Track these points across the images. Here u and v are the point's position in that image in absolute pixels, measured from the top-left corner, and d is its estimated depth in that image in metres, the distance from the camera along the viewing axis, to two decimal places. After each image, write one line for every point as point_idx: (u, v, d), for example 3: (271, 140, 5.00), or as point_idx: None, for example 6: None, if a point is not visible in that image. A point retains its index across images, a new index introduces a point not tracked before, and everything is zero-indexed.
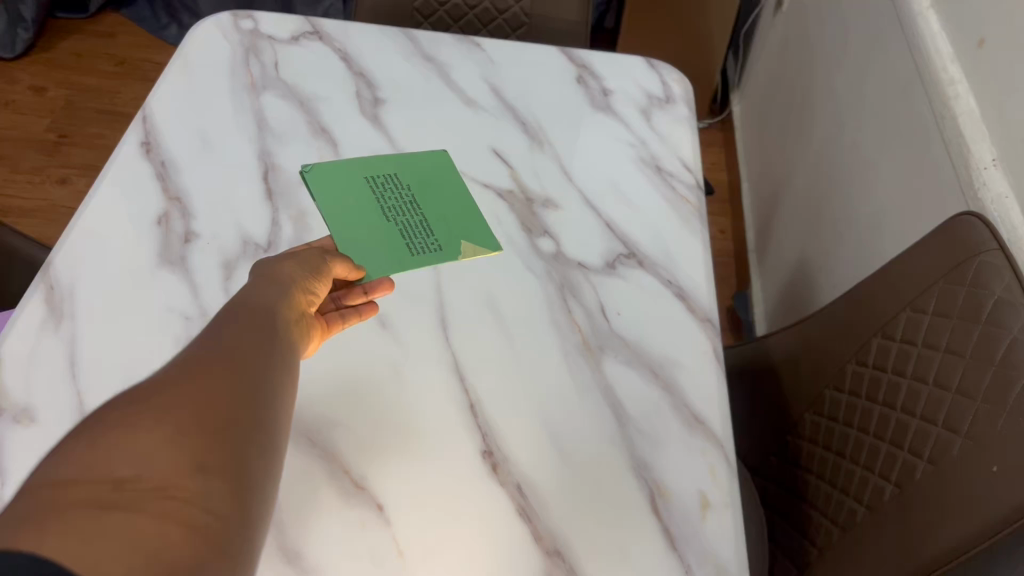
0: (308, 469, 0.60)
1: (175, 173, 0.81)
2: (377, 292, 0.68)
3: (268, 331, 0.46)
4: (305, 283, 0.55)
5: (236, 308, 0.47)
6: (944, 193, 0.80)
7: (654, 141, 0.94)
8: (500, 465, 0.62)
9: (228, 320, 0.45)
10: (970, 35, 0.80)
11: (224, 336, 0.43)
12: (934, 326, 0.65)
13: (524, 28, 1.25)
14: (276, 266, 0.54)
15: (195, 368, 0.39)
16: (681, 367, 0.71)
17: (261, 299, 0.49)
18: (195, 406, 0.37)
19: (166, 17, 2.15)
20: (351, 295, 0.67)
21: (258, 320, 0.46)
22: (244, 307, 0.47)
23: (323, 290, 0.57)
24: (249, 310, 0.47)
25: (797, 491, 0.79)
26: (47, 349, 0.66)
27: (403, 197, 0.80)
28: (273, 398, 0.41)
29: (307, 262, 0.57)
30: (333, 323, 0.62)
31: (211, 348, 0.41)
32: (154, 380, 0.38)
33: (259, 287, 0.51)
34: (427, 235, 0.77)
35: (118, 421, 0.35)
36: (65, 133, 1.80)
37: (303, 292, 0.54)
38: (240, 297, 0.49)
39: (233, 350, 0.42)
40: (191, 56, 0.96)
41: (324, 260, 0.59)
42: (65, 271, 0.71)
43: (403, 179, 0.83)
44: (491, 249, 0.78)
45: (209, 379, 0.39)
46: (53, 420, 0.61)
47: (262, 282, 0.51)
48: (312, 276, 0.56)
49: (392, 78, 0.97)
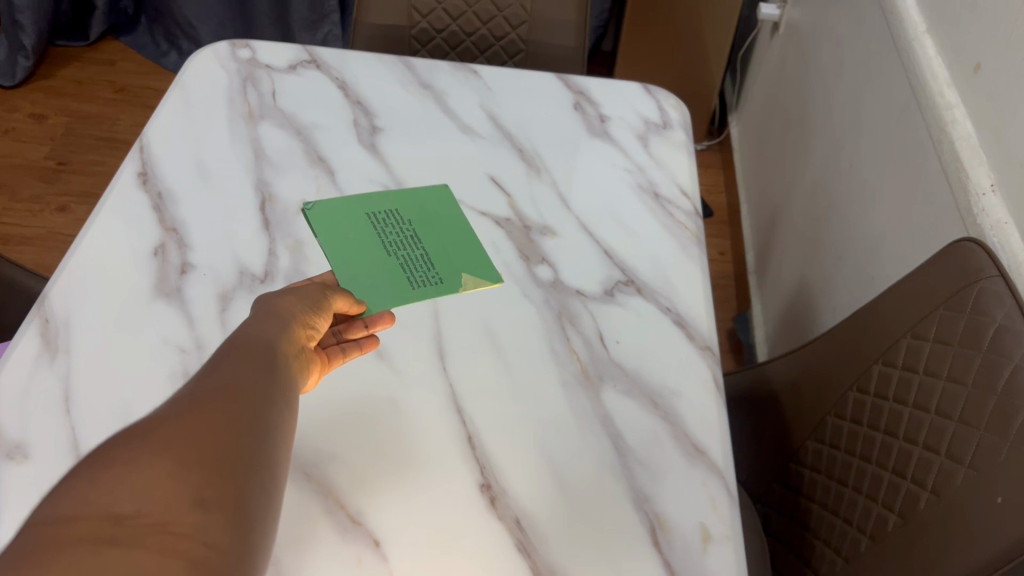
0: (304, 504, 0.59)
1: (172, 204, 0.81)
2: (378, 325, 0.68)
3: (265, 366, 0.45)
4: (305, 317, 0.54)
5: (233, 342, 0.46)
6: (943, 218, 0.80)
7: (651, 167, 0.94)
8: (498, 499, 0.61)
9: (225, 355, 0.44)
10: (967, 59, 0.80)
11: (220, 372, 0.43)
12: (936, 353, 0.65)
13: (521, 54, 1.26)
14: (276, 300, 0.54)
15: (193, 403, 0.39)
16: (681, 396, 0.70)
17: (259, 333, 0.48)
18: (193, 442, 0.36)
19: (166, 44, 2.16)
20: (351, 329, 0.66)
21: (256, 355, 0.46)
22: (242, 341, 0.47)
23: (323, 325, 0.57)
24: (246, 345, 0.46)
25: (800, 519, 0.78)
26: (42, 383, 0.65)
27: (403, 231, 0.80)
28: (272, 434, 0.41)
29: (308, 297, 0.56)
30: (333, 357, 0.62)
31: (208, 383, 0.41)
32: (152, 414, 0.37)
33: (258, 320, 0.50)
34: (428, 269, 0.77)
35: (116, 455, 0.34)
36: (64, 161, 1.80)
37: (302, 325, 0.53)
38: (239, 330, 0.48)
39: (231, 385, 0.41)
40: (189, 85, 0.96)
41: (326, 295, 0.59)
42: (61, 304, 0.70)
43: (403, 213, 0.82)
44: (491, 281, 0.77)
45: (207, 415, 0.38)
46: (46, 455, 0.61)
47: (262, 316, 0.51)
48: (312, 310, 0.56)
49: (390, 106, 0.97)
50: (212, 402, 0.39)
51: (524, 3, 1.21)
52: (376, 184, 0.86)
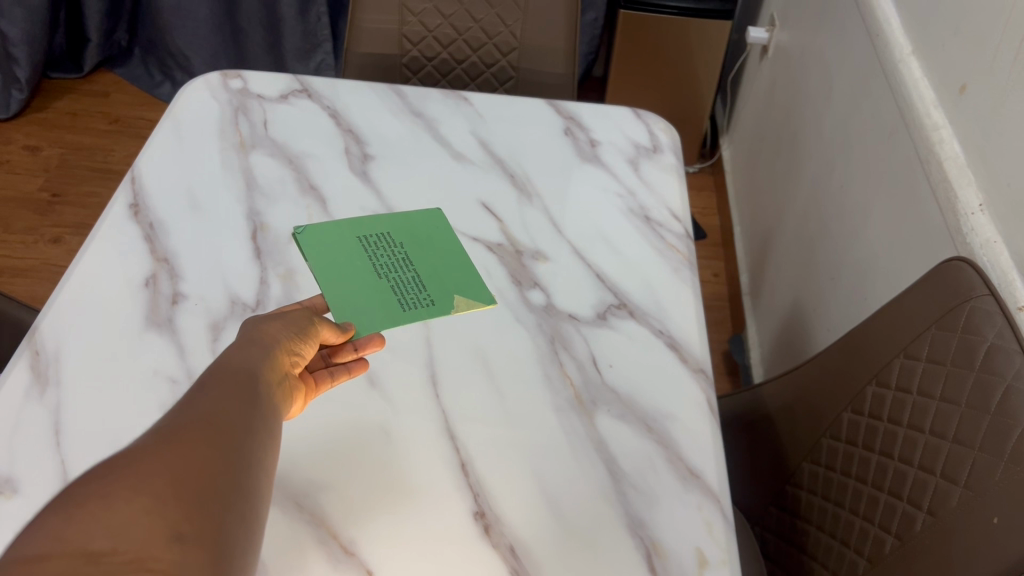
0: (297, 535, 0.59)
1: (164, 235, 0.81)
2: (367, 348, 0.67)
3: (250, 397, 0.45)
4: (289, 344, 0.54)
5: (217, 372, 0.46)
6: (933, 237, 0.80)
7: (642, 191, 0.94)
8: (492, 526, 0.61)
9: (209, 385, 0.44)
10: (952, 80, 0.81)
11: (203, 402, 0.42)
12: (928, 372, 0.65)
13: (512, 81, 1.27)
14: (261, 327, 0.53)
15: (175, 437, 0.38)
16: (675, 420, 0.70)
17: (242, 363, 0.48)
18: (174, 476, 0.36)
19: (160, 74, 2.18)
20: (340, 352, 0.66)
21: (238, 385, 0.45)
22: (226, 370, 0.46)
23: (309, 351, 0.56)
24: (229, 375, 0.46)
25: (797, 542, 0.78)
26: (31, 417, 0.65)
27: (395, 253, 0.79)
28: (255, 467, 0.40)
29: (295, 324, 0.56)
30: (320, 382, 0.62)
31: (190, 414, 0.40)
32: (131, 448, 0.37)
33: (242, 349, 0.50)
34: (420, 290, 0.76)
35: (94, 490, 0.34)
36: (58, 192, 1.80)
37: (286, 352, 0.53)
38: (221, 360, 0.48)
39: (214, 417, 0.41)
40: (181, 116, 0.97)
41: (314, 321, 0.58)
42: (52, 336, 0.70)
43: (395, 237, 0.81)
44: (485, 303, 0.77)
45: (189, 448, 0.38)
46: (35, 490, 0.60)
47: (244, 344, 0.51)
48: (298, 336, 0.55)
49: (381, 134, 0.97)
50: (194, 434, 0.39)
51: (514, 30, 1.22)
52: (367, 212, 0.86)
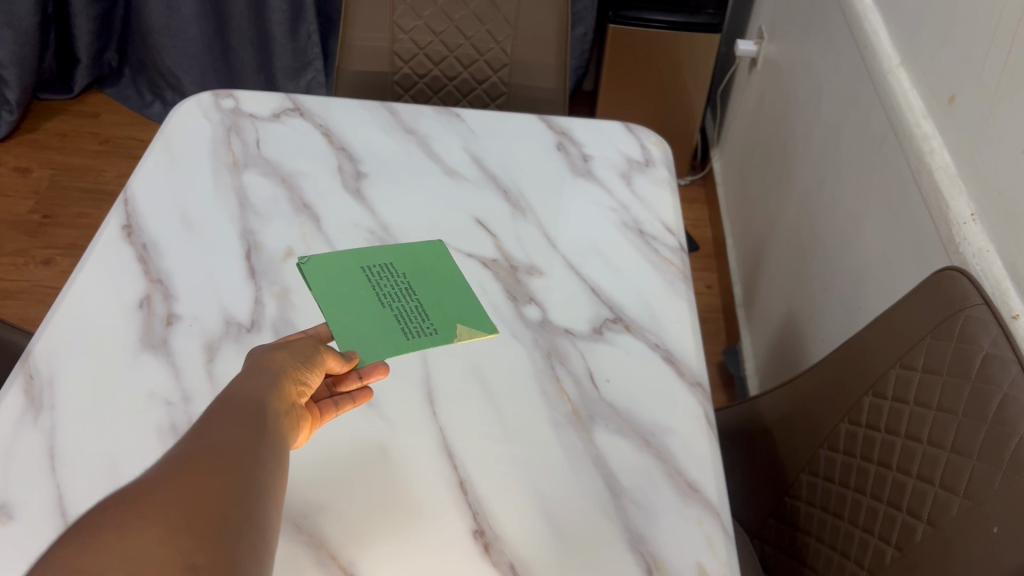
0: (296, 557, 0.58)
1: (157, 256, 0.81)
2: (372, 376, 0.66)
3: (256, 426, 0.45)
4: (296, 371, 0.54)
5: (225, 401, 0.46)
6: (925, 247, 0.81)
7: (635, 205, 0.95)
8: (492, 544, 0.60)
9: (217, 414, 0.44)
10: (940, 91, 0.82)
11: (212, 432, 0.42)
12: (925, 383, 0.65)
13: (503, 97, 1.27)
14: (268, 356, 0.53)
15: (186, 465, 0.38)
16: (673, 434, 0.70)
17: (250, 391, 0.48)
18: (186, 506, 0.35)
19: (150, 94, 2.18)
20: (344, 380, 0.65)
21: (246, 414, 0.45)
22: (234, 399, 0.46)
23: (315, 380, 0.56)
24: (237, 403, 0.46)
25: (797, 554, 0.78)
26: (26, 441, 0.64)
27: (398, 283, 0.78)
28: (264, 495, 0.40)
29: (301, 351, 0.56)
30: (325, 411, 0.62)
31: (200, 443, 0.40)
32: (143, 478, 0.37)
33: (250, 378, 0.50)
34: (423, 319, 0.75)
35: (107, 521, 0.34)
36: (49, 214, 1.80)
37: (293, 381, 0.53)
38: (230, 389, 0.48)
39: (223, 445, 0.41)
40: (172, 137, 0.96)
41: (320, 349, 0.58)
42: (45, 359, 0.70)
43: (398, 266, 0.81)
44: (486, 330, 0.76)
45: (200, 476, 0.38)
46: (30, 515, 0.60)
47: (252, 372, 0.50)
48: (305, 364, 0.55)
49: (374, 152, 0.97)
50: (205, 463, 0.39)
51: (504, 47, 1.22)
52: (361, 230, 0.86)
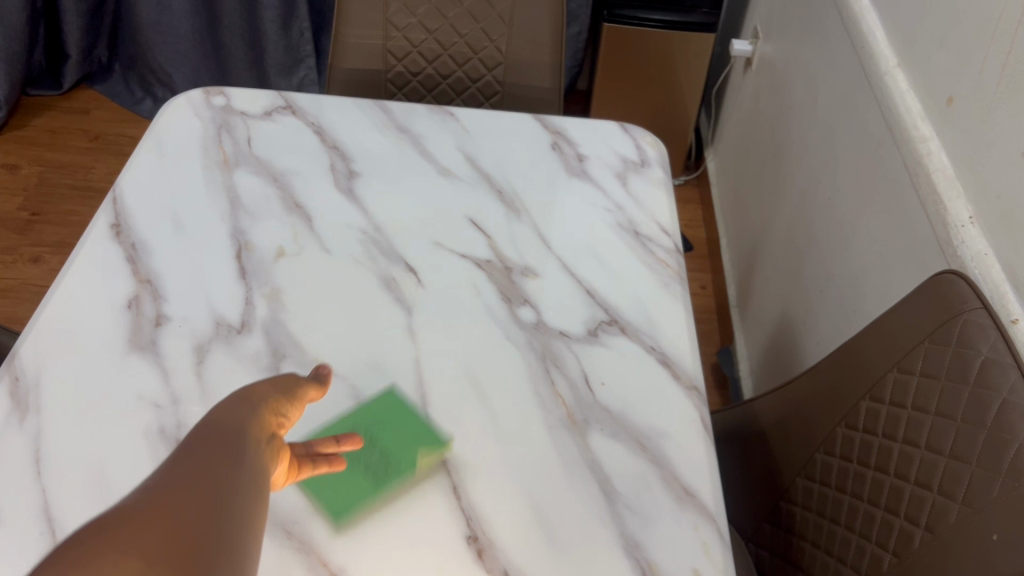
0: (287, 565, 0.57)
1: (146, 255, 0.80)
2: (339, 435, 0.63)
3: (236, 469, 0.36)
4: (280, 411, 0.43)
5: (200, 434, 0.37)
6: (922, 250, 0.80)
7: (631, 206, 0.94)
8: (485, 550, 0.60)
9: (190, 447, 0.35)
10: (939, 92, 0.81)
11: (187, 467, 0.34)
12: (923, 387, 0.64)
13: (497, 95, 1.26)
14: (253, 388, 0.43)
15: (163, 502, 0.32)
16: (669, 438, 0.69)
17: (231, 426, 0.38)
18: (154, 554, 0.29)
19: (141, 91, 2.16)
20: None
21: (227, 454, 0.36)
22: (211, 432, 0.37)
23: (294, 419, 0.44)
24: (214, 438, 0.36)
25: (793, 558, 0.77)
26: (11, 446, 0.63)
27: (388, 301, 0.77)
28: (233, 556, 0.32)
29: (283, 386, 0.45)
30: None
31: (180, 476, 0.33)
32: (110, 515, 0.31)
33: (224, 411, 0.39)
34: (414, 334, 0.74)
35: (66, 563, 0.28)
36: (38, 211, 1.78)
37: (271, 421, 0.42)
38: (208, 419, 0.38)
39: (202, 482, 0.33)
40: (163, 135, 0.95)
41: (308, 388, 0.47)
42: (31, 360, 0.69)
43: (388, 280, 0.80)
44: (480, 339, 0.75)
45: (174, 517, 0.31)
46: (16, 521, 0.58)
47: (232, 404, 0.40)
48: (286, 404, 0.44)
49: (367, 150, 0.96)
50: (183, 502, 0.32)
51: (499, 45, 1.21)
52: (354, 230, 0.85)
